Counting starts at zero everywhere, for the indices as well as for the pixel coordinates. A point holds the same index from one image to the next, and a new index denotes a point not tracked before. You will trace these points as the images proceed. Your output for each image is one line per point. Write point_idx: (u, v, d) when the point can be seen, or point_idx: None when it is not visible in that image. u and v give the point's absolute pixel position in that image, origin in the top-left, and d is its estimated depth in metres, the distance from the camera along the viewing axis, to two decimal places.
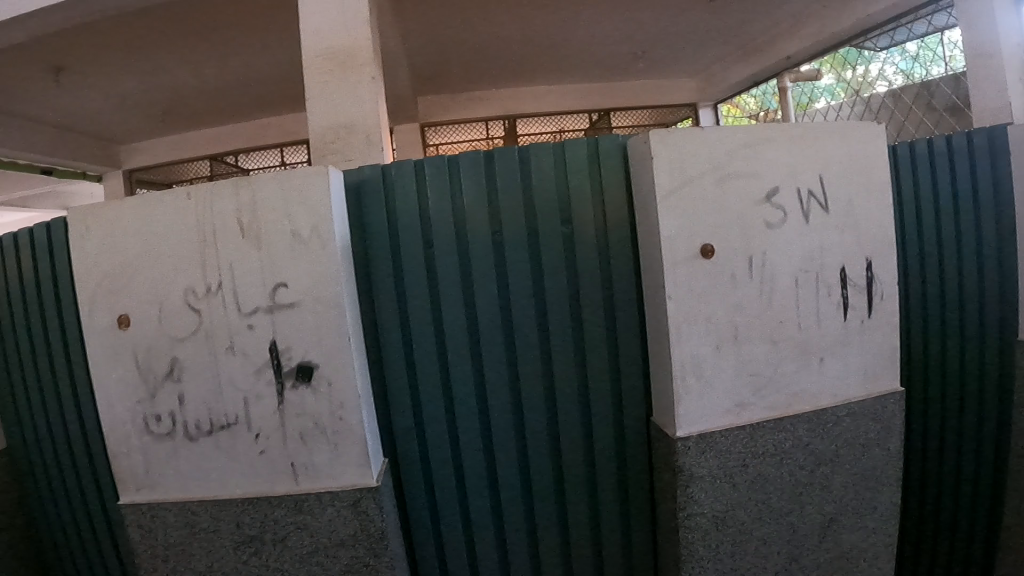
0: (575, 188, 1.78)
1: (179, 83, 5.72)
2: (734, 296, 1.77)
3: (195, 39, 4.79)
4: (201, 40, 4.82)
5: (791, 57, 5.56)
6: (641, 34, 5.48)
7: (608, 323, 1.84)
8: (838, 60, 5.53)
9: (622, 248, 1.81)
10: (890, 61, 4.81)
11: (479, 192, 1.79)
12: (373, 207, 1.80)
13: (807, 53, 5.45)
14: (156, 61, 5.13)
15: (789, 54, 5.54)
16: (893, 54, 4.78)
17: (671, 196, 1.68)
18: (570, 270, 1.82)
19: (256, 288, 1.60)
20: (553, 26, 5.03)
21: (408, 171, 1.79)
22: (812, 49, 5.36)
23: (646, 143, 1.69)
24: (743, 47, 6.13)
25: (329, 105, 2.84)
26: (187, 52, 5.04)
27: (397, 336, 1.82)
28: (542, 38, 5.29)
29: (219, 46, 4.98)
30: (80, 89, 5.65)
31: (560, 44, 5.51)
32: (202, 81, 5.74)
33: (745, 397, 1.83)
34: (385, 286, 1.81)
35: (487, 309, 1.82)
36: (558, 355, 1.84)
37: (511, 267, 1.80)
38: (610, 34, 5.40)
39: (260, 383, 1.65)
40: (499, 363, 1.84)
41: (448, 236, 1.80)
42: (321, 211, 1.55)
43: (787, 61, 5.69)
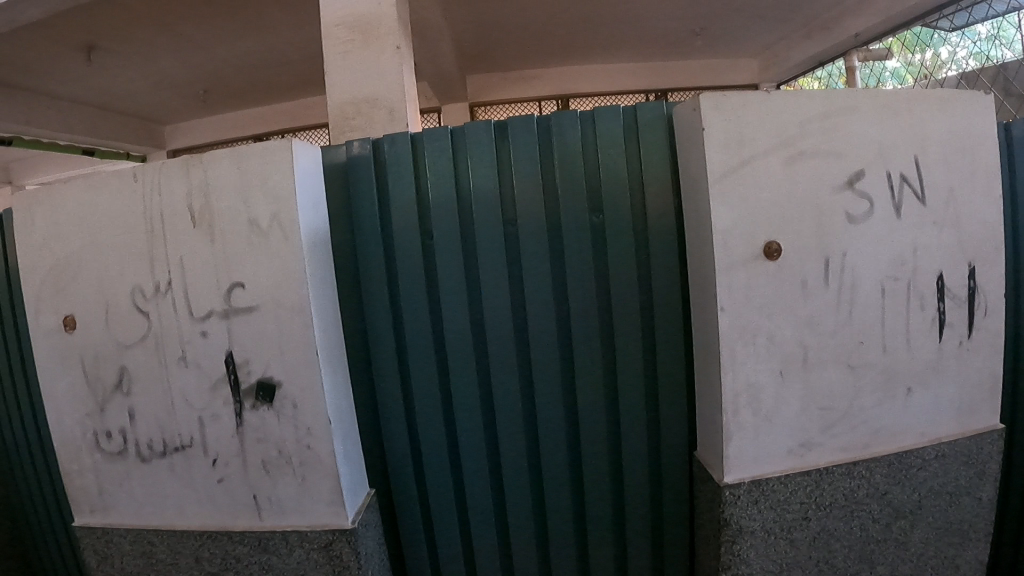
0: (608, 168, 1.44)
1: (208, 63, 5.49)
2: (806, 310, 1.41)
3: (218, 17, 4.55)
4: (226, 17, 4.56)
5: (860, 34, 5.07)
6: (694, 10, 5.05)
7: (645, 335, 1.50)
8: (906, 40, 4.90)
9: (666, 243, 1.45)
10: (963, 44, 4.23)
11: (490, 172, 1.45)
12: (361, 189, 1.47)
13: (876, 31, 4.94)
14: (182, 39, 4.90)
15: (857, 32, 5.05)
16: (966, 37, 4.20)
17: (727, 180, 1.32)
18: (601, 270, 1.48)
19: (210, 287, 1.30)
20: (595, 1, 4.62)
21: (405, 147, 1.46)
22: (883, 25, 4.85)
23: (696, 110, 1.34)
24: (806, 22, 5.65)
25: (350, 81, 2.48)
26: (213, 32, 4.81)
27: (389, 346, 1.51)
28: (583, 14, 4.89)
29: (244, 25, 4.73)
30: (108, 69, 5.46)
31: (605, 20, 5.10)
32: (232, 60, 5.50)
33: (811, 435, 1.49)
34: (374, 286, 1.49)
35: (497, 315, 1.49)
36: (584, 373, 1.50)
37: (529, 265, 1.46)
38: (659, 10, 4.98)
39: (216, 401, 1.36)
40: (512, 382, 1.51)
41: (452, 226, 1.46)
42: (283, 194, 1.22)
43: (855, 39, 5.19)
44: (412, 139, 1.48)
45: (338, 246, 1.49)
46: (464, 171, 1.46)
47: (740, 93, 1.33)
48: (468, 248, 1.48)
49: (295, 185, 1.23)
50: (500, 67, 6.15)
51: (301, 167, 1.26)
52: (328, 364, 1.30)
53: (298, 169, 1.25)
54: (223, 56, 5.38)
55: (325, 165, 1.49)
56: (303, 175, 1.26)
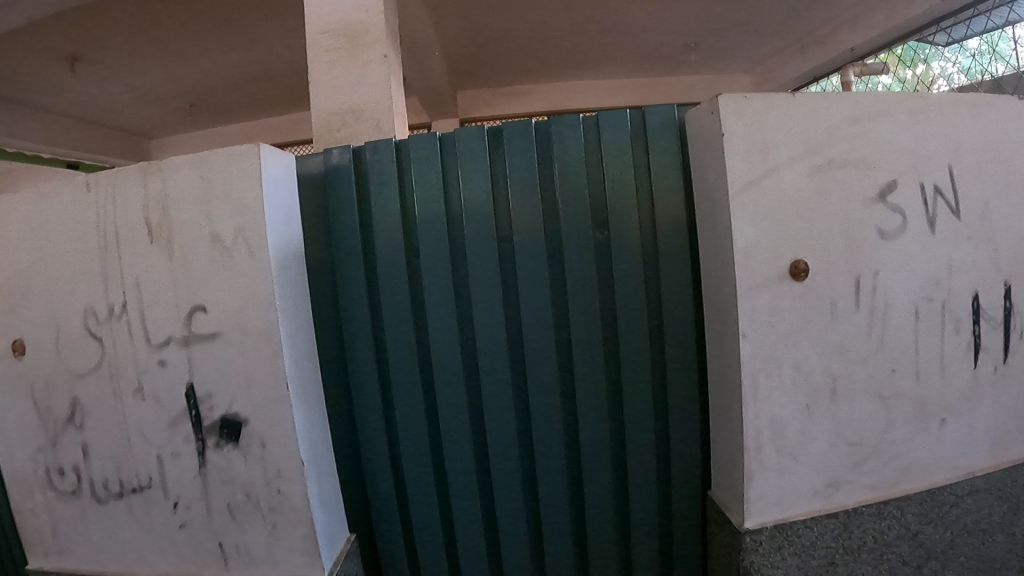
0: (614, 178, 1.29)
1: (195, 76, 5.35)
2: (835, 336, 1.29)
3: (203, 29, 4.41)
4: (210, 30, 4.42)
5: (855, 48, 4.94)
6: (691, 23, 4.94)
7: (655, 362, 1.35)
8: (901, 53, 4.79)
9: (679, 261, 1.31)
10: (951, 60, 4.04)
11: (483, 183, 1.31)
12: (341, 202, 1.32)
13: (874, 45, 4.84)
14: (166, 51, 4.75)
15: (853, 46, 4.93)
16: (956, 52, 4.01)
17: (750, 192, 1.19)
18: (607, 292, 1.33)
19: (169, 311, 1.16)
20: (589, 14, 4.50)
21: (388, 156, 1.32)
22: (882, 39, 4.74)
23: (713, 114, 1.21)
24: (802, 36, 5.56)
25: (335, 89, 2.30)
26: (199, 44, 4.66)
27: (371, 374, 1.36)
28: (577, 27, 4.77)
29: (231, 38, 4.59)
30: (92, 82, 5.31)
31: (600, 34, 4.99)
32: (219, 74, 5.36)
33: (840, 473, 1.36)
34: (355, 309, 1.34)
35: (490, 342, 1.33)
36: (588, 405, 1.35)
37: (526, 286, 1.31)
38: (655, 24, 4.87)
39: (176, 438, 1.20)
40: (508, 414, 1.36)
41: (440, 242, 1.31)
42: (247, 206, 1.07)
43: (850, 53, 5.08)
44: (397, 147, 1.34)
45: (315, 264, 1.35)
46: (455, 182, 1.32)
47: (761, 95, 1.21)
48: (458, 267, 1.33)
49: (263, 198, 1.07)
50: (494, 81, 6.05)
51: (270, 177, 1.10)
52: (301, 398, 1.15)
53: (267, 181, 1.09)
54: (210, 70, 5.24)
55: (301, 176, 1.35)
56: (272, 187, 1.11)
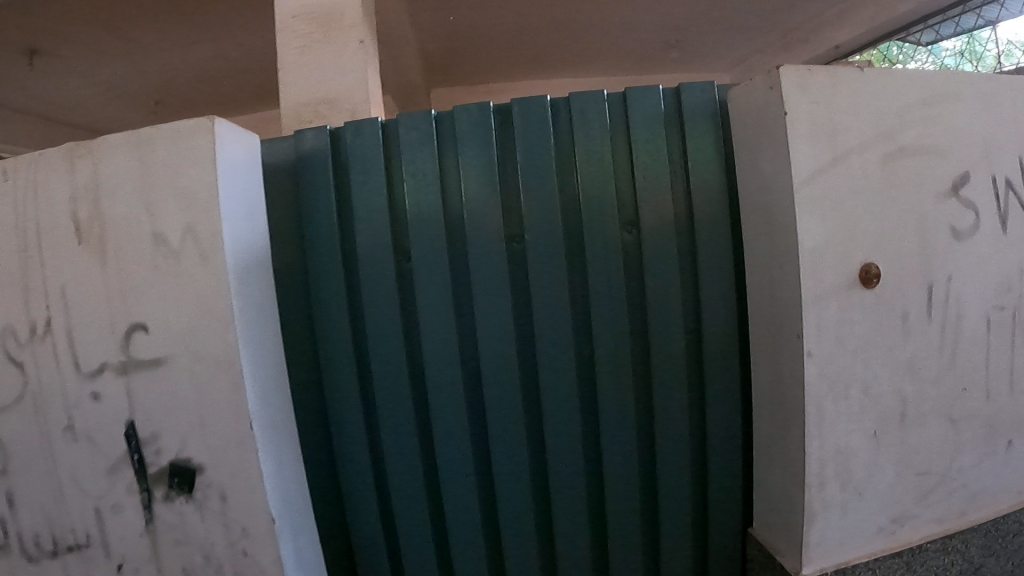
0: (644, 166, 1.09)
1: (153, 84, 5.03)
2: (907, 352, 1.10)
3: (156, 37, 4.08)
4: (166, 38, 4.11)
5: (840, 47, 4.70)
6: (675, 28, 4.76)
7: (693, 381, 1.15)
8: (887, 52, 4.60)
9: (720, 262, 1.11)
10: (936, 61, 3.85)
11: (489, 169, 1.07)
12: (316, 195, 1.09)
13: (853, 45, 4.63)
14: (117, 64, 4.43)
15: (837, 46, 4.73)
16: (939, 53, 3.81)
17: (815, 184, 1.01)
18: (636, 300, 1.11)
19: (104, 331, 0.92)
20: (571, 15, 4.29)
21: (373, 139, 1.09)
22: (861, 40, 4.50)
23: (773, 89, 1.02)
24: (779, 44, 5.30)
25: (305, 77, 1.98)
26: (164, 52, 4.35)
27: (355, 406, 1.10)
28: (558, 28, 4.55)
29: (197, 45, 4.28)
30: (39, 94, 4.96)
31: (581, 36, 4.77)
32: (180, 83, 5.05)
33: (906, 508, 1.17)
34: (332, 323, 1.09)
35: (496, 364, 1.09)
36: (614, 436, 1.13)
37: (540, 294, 1.08)
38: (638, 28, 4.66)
39: (116, 488, 0.96)
40: (519, 450, 1.12)
41: (437, 240, 1.07)
42: (199, 199, 0.85)
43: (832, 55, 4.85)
44: (382, 128, 1.10)
45: (287, 268, 1.11)
46: (454, 168, 1.08)
47: (826, 71, 1.04)
48: (457, 272, 1.09)
49: (220, 188, 0.85)
50: (473, 79, 5.83)
51: (229, 162, 0.88)
52: (269, 439, 0.92)
53: (225, 166, 0.87)
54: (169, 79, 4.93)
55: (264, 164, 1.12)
56: (232, 174, 0.89)
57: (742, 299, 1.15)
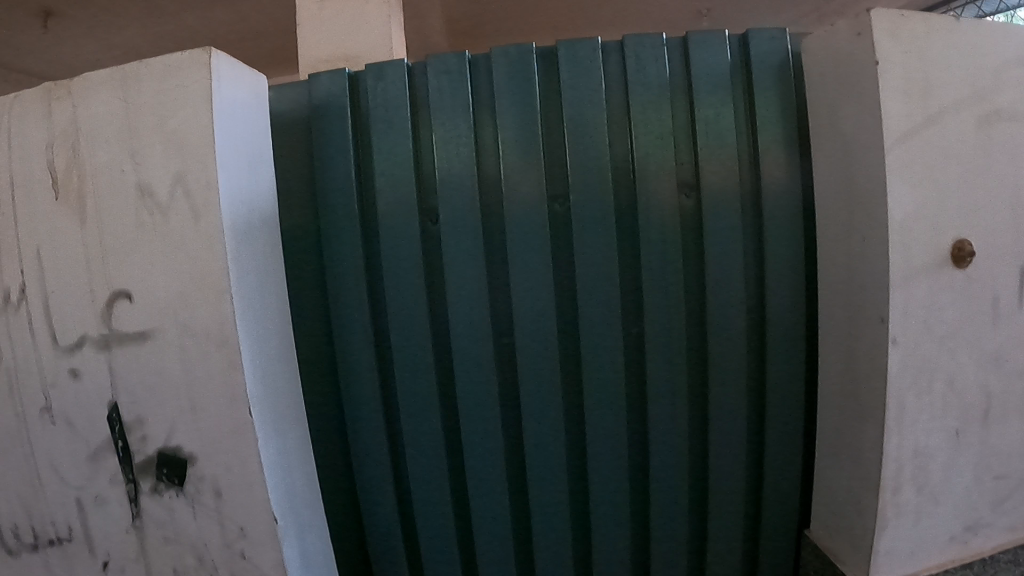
0: (707, 120, 0.95)
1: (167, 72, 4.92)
2: (996, 342, 0.95)
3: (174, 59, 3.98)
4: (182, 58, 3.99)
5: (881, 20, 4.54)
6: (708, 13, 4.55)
7: (753, 370, 1.00)
8: None
9: (787, 234, 0.96)
10: None
11: (529, 119, 0.93)
12: (332, 147, 0.95)
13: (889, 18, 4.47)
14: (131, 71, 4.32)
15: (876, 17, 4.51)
16: None
17: (908, 146, 0.85)
18: (693, 277, 0.96)
19: (82, 301, 0.79)
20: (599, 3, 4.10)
21: (398, 84, 0.95)
22: None
23: (862, 36, 0.87)
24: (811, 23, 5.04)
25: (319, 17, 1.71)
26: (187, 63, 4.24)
27: (373, 388, 0.97)
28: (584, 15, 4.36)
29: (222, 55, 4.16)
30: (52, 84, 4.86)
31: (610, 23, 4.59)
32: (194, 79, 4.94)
33: (981, 515, 1.02)
34: (347, 293, 0.95)
35: (529, 345, 0.94)
36: (661, 433, 0.98)
37: (585, 265, 0.93)
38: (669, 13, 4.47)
39: (99, 478, 0.84)
40: (555, 446, 0.97)
41: (468, 199, 0.93)
42: (191, 145, 0.71)
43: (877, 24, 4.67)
44: (408, 72, 0.97)
45: (296, 231, 0.97)
46: (489, 119, 0.94)
47: (922, 17, 0.88)
48: (489, 237, 0.94)
49: (215, 132, 0.71)
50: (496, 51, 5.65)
51: (228, 103, 0.74)
52: (273, 426, 0.79)
53: (223, 107, 0.73)
54: None
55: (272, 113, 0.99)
56: (231, 117, 0.74)
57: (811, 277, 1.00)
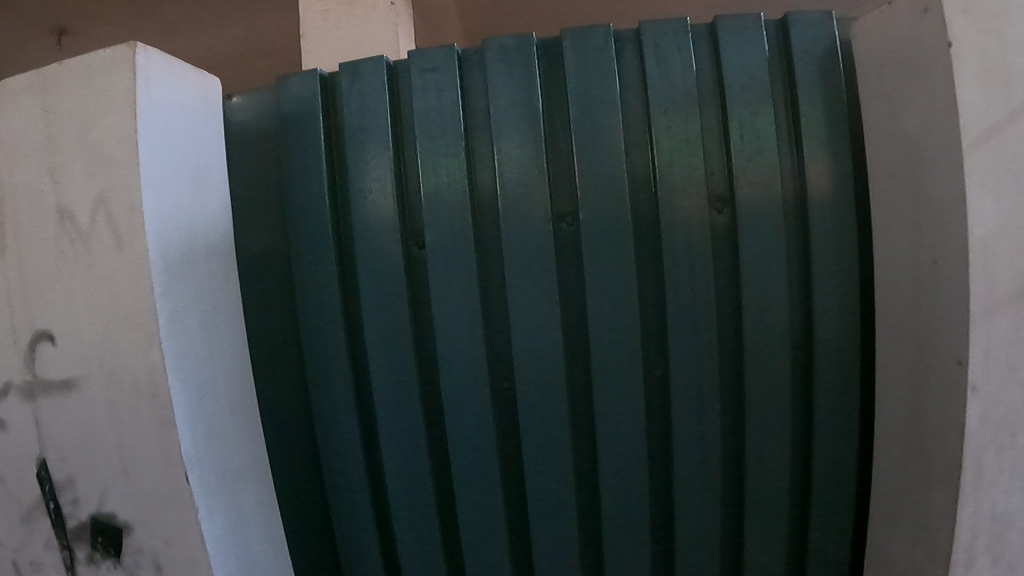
0: (742, 121, 0.80)
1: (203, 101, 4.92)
2: None
3: None
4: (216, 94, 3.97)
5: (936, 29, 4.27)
6: None
7: (802, 416, 0.84)
8: None
9: (837, 255, 0.80)
10: None
11: (531, 123, 0.80)
12: (305, 159, 0.83)
13: None
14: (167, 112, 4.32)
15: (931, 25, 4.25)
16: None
17: (994, 145, 0.69)
18: (726, 305, 0.81)
19: (4, 343, 0.68)
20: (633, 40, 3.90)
21: (377, 86, 0.83)
22: None
23: (928, 13, 0.72)
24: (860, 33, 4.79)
25: (322, 28, 1.59)
26: None
27: (352, 435, 0.83)
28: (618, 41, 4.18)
29: None
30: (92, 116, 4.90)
31: None
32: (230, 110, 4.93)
33: None
34: (321, 324, 0.82)
35: (532, 386, 0.80)
36: (690, 489, 0.83)
37: (597, 294, 0.79)
38: None
39: (32, 542, 0.72)
40: (564, 504, 0.82)
41: (458, 216, 0.79)
42: (115, 160, 0.59)
43: None
44: (389, 71, 0.85)
45: (266, 255, 0.85)
46: (484, 124, 0.81)
47: None
48: (485, 259, 0.80)
49: (141, 143, 0.59)
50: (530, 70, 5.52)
51: (160, 107, 0.62)
52: (222, 493, 0.65)
53: (153, 111, 0.61)
54: None
55: (239, 124, 0.88)
56: (165, 125, 0.62)
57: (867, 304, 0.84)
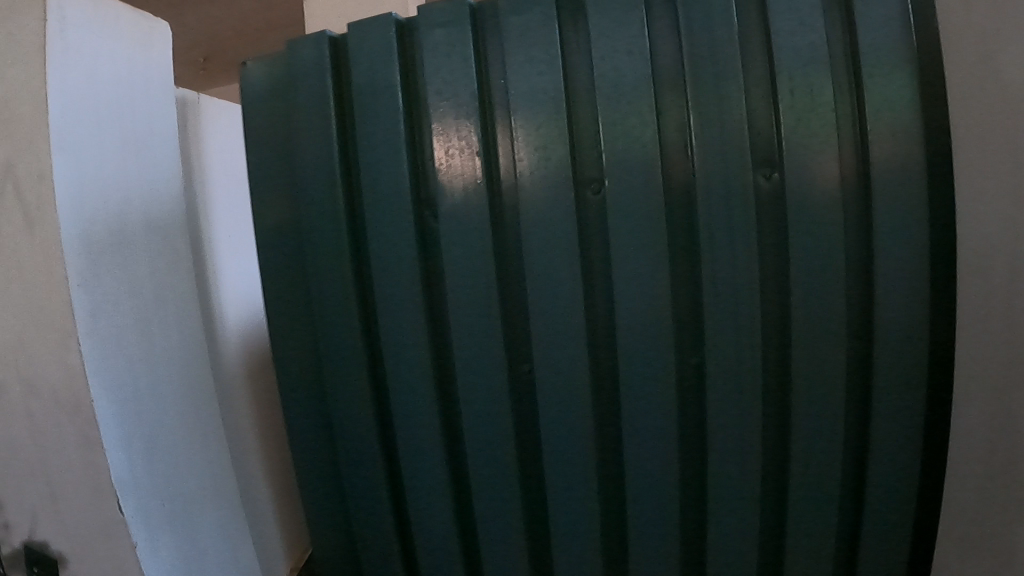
0: (790, 73, 0.63)
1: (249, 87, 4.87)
2: None
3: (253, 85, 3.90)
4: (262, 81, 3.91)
5: None
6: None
7: (852, 436, 0.66)
8: None
9: (905, 245, 0.62)
10: None
11: (551, 80, 0.66)
12: (311, 128, 0.73)
13: None
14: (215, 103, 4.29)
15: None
16: None
17: None
18: (769, 293, 0.65)
19: None
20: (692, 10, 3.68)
21: (384, 44, 0.70)
22: None
23: None
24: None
25: None
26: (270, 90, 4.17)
27: (369, 437, 0.75)
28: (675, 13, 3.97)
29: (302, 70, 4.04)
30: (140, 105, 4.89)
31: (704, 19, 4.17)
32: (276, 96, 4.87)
33: None
34: (333, 313, 0.73)
35: (557, 387, 0.68)
36: (725, 530, 0.68)
37: (623, 283, 0.66)
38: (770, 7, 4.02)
39: None
40: (588, 532, 0.71)
41: (472, 193, 0.68)
42: (22, 122, 0.48)
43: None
44: (400, 32, 0.71)
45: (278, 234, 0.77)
46: (501, 83, 0.69)
47: None
48: (503, 241, 0.69)
49: (50, 99, 0.47)
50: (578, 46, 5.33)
51: (80, 57, 0.50)
52: (168, 514, 0.55)
53: (70, 60, 0.49)
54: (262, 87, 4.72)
55: (251, 95, 0.77)
56: (89, 77, 0.51)
57: (946, 302, 0.63)
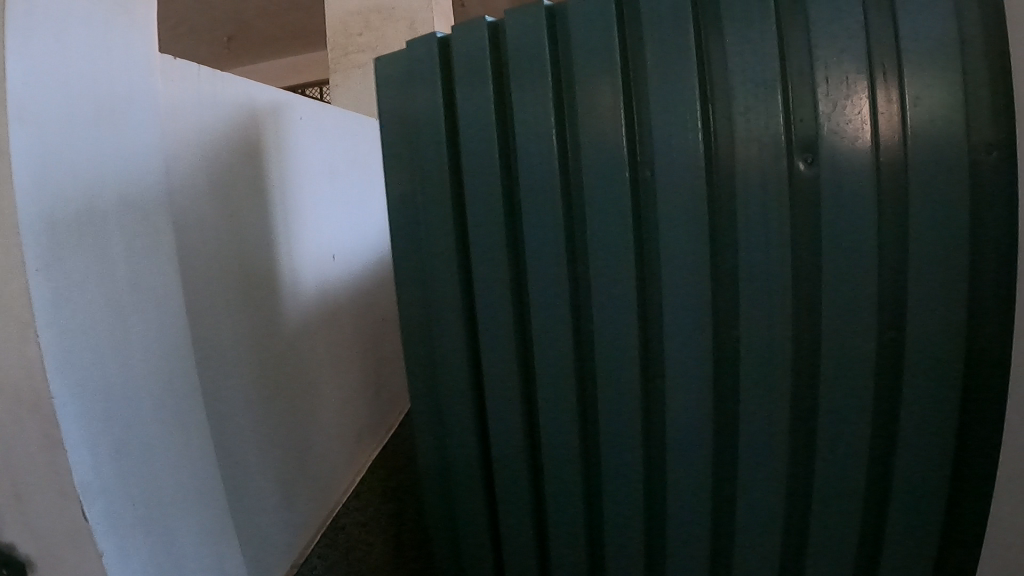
0: (826, 58, 0.54)
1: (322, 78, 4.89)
2: None
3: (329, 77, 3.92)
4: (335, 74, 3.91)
5: None
6: None
7: (878, 456, 0.56)
8: None
9: (943, 261, 0.52)
10: None
11: (606, 61, 0.62)
12: (423, 128, 0.74)
13: None
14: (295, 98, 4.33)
15: None
16: None
17: None
18: (803, 292, 0.57)
19: None
20: None
21: (476, 27, 0.69)
22: None
23: None
24: None
25: None
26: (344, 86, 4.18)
27: (466, 417, 0.76)
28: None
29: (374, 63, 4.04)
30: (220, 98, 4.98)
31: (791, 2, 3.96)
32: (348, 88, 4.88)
33: None
34: (443, 307, 0.76)
35: (621, 390, 0.65)
36: (751, 563, 0.61)
37: (670, 280, 0.61)
38: None
39: None
40: (636, 541, 0.67)
41: (550, 185, 0.66)
42: None
43: None
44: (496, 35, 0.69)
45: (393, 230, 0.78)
46: (570, 71, 0.65)
47: None
48: (578, 235, 0.66)
49: (14, 59, 0.43)
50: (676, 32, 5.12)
51: (49, 18, 0.46)
52: (137, 519, 0.51)
53: (38, 19, 0.45)
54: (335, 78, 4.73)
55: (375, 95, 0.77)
56: (59, 39, 0.47)
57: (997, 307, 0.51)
